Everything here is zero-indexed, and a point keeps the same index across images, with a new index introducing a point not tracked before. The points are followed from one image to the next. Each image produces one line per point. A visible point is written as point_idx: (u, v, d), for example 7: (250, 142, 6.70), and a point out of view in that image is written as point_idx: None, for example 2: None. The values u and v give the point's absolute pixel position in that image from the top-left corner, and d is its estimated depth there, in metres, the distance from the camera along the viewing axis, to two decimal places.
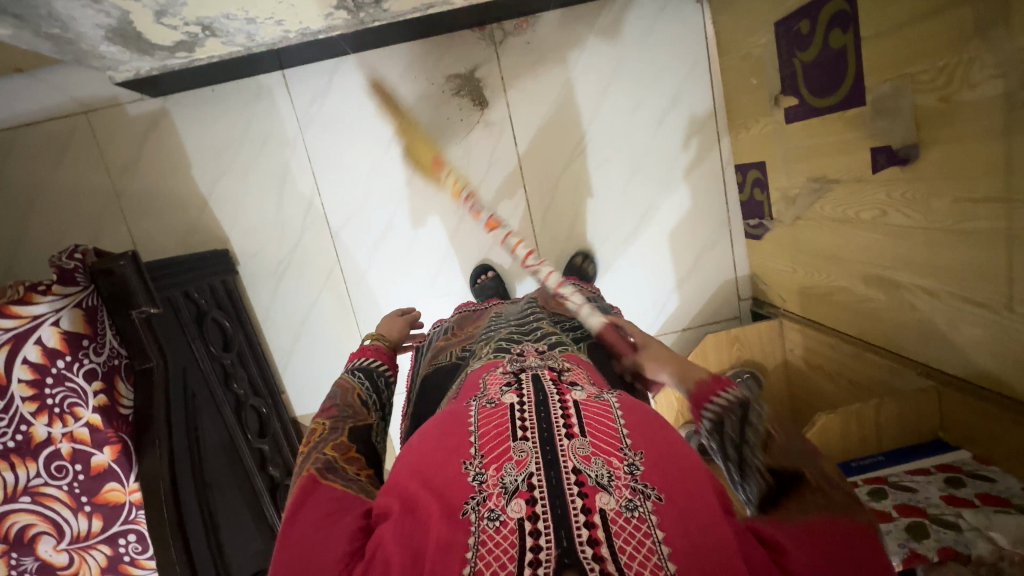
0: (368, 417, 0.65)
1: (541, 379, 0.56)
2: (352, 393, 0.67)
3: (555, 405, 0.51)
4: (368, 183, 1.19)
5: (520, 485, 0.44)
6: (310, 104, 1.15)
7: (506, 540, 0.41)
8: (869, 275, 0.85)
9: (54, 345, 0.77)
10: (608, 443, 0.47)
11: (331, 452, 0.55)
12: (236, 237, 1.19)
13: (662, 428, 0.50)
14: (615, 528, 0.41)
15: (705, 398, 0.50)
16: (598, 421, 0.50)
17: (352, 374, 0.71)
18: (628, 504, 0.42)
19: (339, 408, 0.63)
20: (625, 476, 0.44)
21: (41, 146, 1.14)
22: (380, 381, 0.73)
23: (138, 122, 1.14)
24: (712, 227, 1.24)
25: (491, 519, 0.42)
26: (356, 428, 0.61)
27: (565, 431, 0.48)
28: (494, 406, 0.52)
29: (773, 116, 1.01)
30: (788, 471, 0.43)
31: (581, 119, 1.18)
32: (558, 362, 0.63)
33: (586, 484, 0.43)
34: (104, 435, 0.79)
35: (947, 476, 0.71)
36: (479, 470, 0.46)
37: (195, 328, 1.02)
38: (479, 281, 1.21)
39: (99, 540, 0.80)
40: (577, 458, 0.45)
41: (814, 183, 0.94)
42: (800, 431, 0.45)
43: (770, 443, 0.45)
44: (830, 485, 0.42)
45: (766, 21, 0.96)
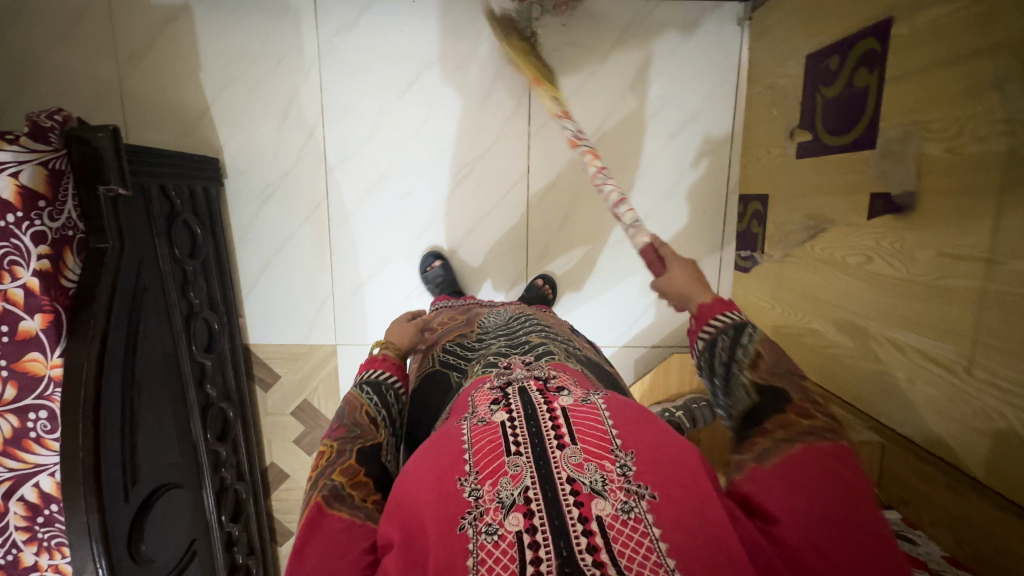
0: (377, 436, 0.63)
1: (526, 389, 0.53)
2: (360, 410, 0.66)
3: (543, 416, 0.48)
4: (373, 129, 1.17)
5: (516, 499, 0.42)
6: (334, 35, 1.13)
7: (505, 555, 0.40)
8: (842, 321, 0.85)
9: (8, 197, 0.73)
10: (598, 446, 0.45)
11: (339, 478, 0.55)
12: (229, 151, 1.17)
13: (650, 423, 0.49)
14: (612, 533, 0.40)
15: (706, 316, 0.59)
16: (587, 424, 0.48)
17: (359, 389, 0.70)
18: (623, 507, 0.41)
19: (348, 428, 0.63)
20: (618, 479, 0.43)
21: (51, 13, 1.11)
22: (389, 395, 0.72)
23: (157, 12, 1.11)
24: (704, 251, 1.24)
25: (489, 534, 0.41)
26: (364, 449, 0.60)
27: (555, 441, 0.46)
28: (485, 424, 0.49)
29: (784, 149, 1.01)
30: (773, 387, 0.50)
31: (598, 113, 1.17)
32: (545, 371, 0.58)
33: (581, 493, 0.42)
34: (38, 302, 0.76)
35: None
36: (474, 486, 0.44)
37: (165, 225, 0.98)
38: (427, 270, 1.20)
39: (7, 409, 0.78)
40: (570, 467, 0.44)
41: (809, 222, 0.93)
42: (787, 360, 0.53)
43: (758, 362, 0.52)
44: (808, 407, 0.48)
45: (798, 53, 0.96)
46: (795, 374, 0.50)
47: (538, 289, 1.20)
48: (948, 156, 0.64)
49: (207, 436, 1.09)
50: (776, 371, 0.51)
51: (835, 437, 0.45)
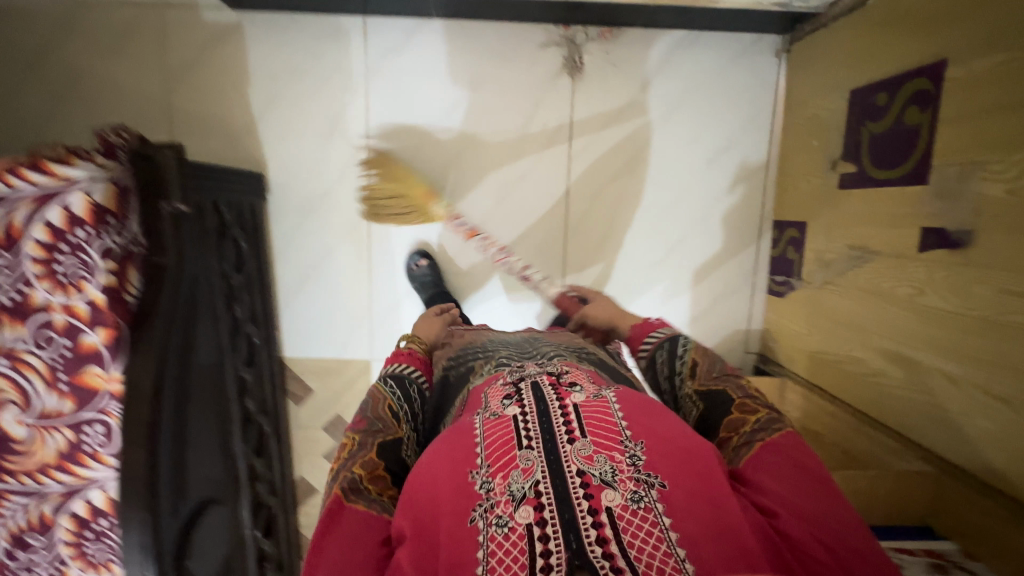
0: (397, 431, 0.70)
1: (539, 387, 0.62)
2: (382, 404, 0.73)
3: (556, 413, 0.57)
4: (416, 147, 1.18)
5: (527, 492, 0.49)
6: (382, 56, 1.15)
7: (516, 546, 0.46)
8: (889, 351, 0.86)
9: (79, 213, 0.75)
10: (608, 440, 0.54)
11: (358, 471, 0.61)
12: (273, 167, 1.18)
13: (664, 420, 0.58)
14: (621, 524, 0.47)
15: (638, 341, 0.84)
16: (597, 421, 0.56)
17: (383, 382, 0.78)
18: (632, 498, 0.48)
19: (369, 421, 0.69)
20: (626, 470, 0.51)
21: (104, 30, 1.13)
22: (411, 388, 0.79)
23: (208, 30, 1.13)
24: (738, 275, 1.26)
25: (500, 525, 0.48)
26: (384, 443, 0.67)
27: (567, 436, 0.54)
28: (497, 419, 0.59)
29: (825, 179, 1.03)
30: (714, 390, 0.69)
31: (636, 139, 1.19)
32: (557, 368, 0.69)
33: (591, 485, 0.49)
34: (102, 317, 0.78)
35: (932, 561, 0.72)
36: (486, 478, 0.52)
37: (216, 241, 0.99)
38: (411, 268, 1.20)
39: (64, 423, 0.80)
40: (581, 460, 0.51)
41: (851, 251, 0.95)
42: (719, 364, 0.73)
43: (694, 370, 0.73)
44: (751, 406, 0.64)
45: (840, 87, 0.98)
46: (728, 376, 0.70)
47: None
48: (1008, 197, 0.66)
49: (247, 450, 1.09)
50: (712, 374, 0.71)
51: (782, 425, 0.61)
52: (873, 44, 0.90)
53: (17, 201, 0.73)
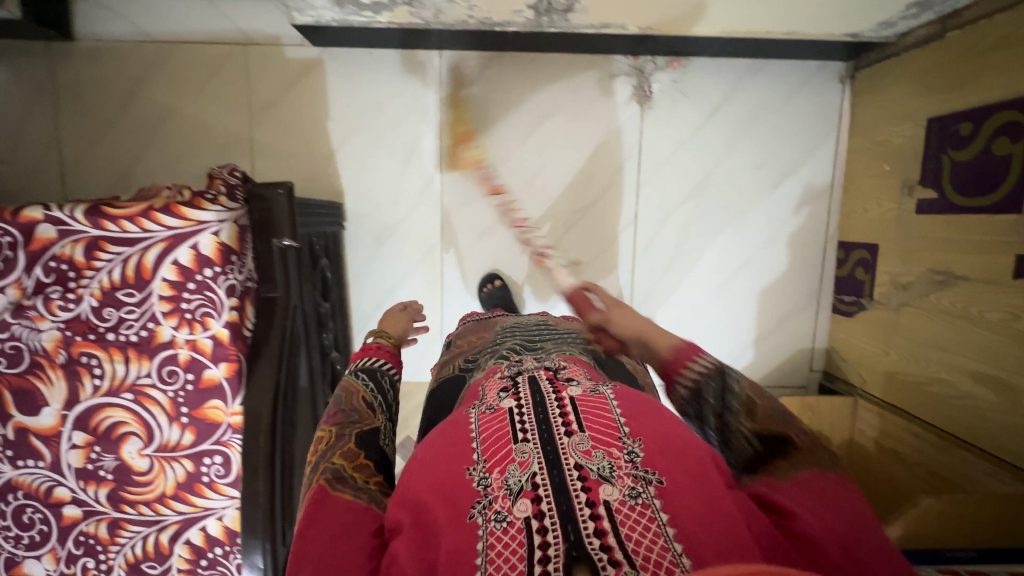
0: (375, 420, 0.63)
1: (536, 380, 0.60)
2: (356, 396, 0.65)
3: (552, 405, 0.55)
4: (490, 175, 1.22)
5: (524, 485, 0.46)
6: (457, 88, 1.19)
7: (515, 540, 0.42)
8: (980, 374, 0.88)
9: (208, 253, 0.78)
10: (607, 435, 0.50)
11: (340, 461, 0.56)
12: (350, 196, 1.22)
13: (660, 416, 0.54)
14: (620, 517, 0.43)
15: (676, 366, 0.58)
16: (597, 415, 0.53)
17: (354, 376, 0.70)
18: (631, 493, 0.45)
19: (345, 412, 0.62)
20: (625, 465, 0.47)
21: (188, 67, 1.17)
22: (385, 381, 0.71)
23: (291, 66, 1.17)
24: (802, 295, 1.27)
25: (499, 521, 0.44)
26: (362, 433, 0.60)
27: (564, 430, 0.51)
28: (493, 412, 0.56)
29: (899, 203, 1.06)
30: (771, 432, 0.52)
31: (701, 164, 1.22)
32: (555, 363, 0.68)
33: (589, 479, 0.46)
34: (224, 352, 0.81)
35: None
36: (483, 474, 0.49)
37: (311, 270, 1.02)
38: (485, 289, 1.23)
39: (184, 454, 0.82)
40: (578, 454, 0.48)
41: (934, 275, 0.97)
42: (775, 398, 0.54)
43: (752, 410, 0.53)
44: (812, 445, 0.51)
45: (915, 115, 1.01)
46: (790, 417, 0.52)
47: None
48: None
49: None
50: (771, 415, 0.53)
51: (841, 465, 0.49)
52: (952, 75, 0.93)
53: (149, 242, 0.77)
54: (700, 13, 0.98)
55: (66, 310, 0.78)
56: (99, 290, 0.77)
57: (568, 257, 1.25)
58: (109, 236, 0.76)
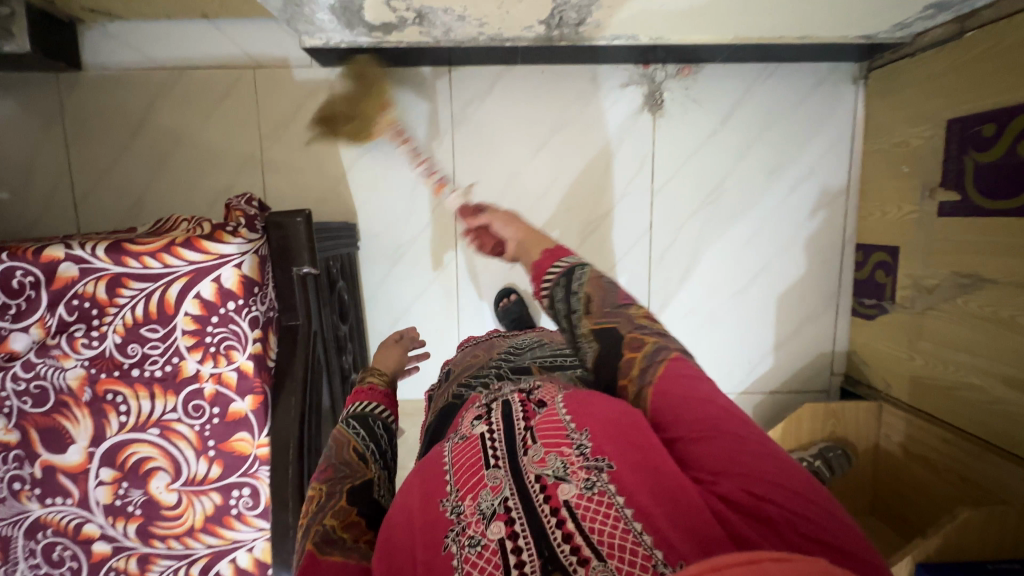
0: (367, 472, 0.65)
1: (508, 403, 0.58)
2: (347, 447, 0.67)
3: (518, 421, 0.54)
4: (504, 188, 1.21)
5: (496, 508, 0.47)
6: (467, 104, 1.18)
7: (489, 562, 0.43)
8: (1012, 379, 0.87)
9: (231, 286, 0.78)
10: (555, 435, 0.50)
11: (330, 521, 0.58)
12: (363, 216, 1.21)
13: (600, 401, 0.53)
14: (581, 512, 0.44)
15: (541, 272, 0.67)
16: (546, 419, 0.53)
17: (346, 425, 0.71)
18: (586, 485, 0.45)
19: (336, 467, 0.64)
20: (577, 461, 0.48)
21: (196, 92, 1.17)
22: (376, 426, 0.72)
23: (299, 87, 1.17)
24: (821, 298, 1.26)
25: (473, 546, 0.45)
26: (353, 488, 0.62)
27: (522, 443, 0.51)
28: (465, 440, 0.56)
29: (920, 205, 1.04)
30: (605, 325, 0.60)
31: (716, 170, 1.21)
32: (528, 384, 0.64)
33: (547, 485, 0.46)
34: (249, 384, 0.80)
35: None
36: (456, 503, 0.50)
37: (329, 293, 1.02)
38: (502, 304, 1.23)
39: (212, 487, 0.82)
40: (534, 464, 0.48)
41: (959, 279, 0.96)
42: (611, 289, 0.63)
43: (590, 306, 0.61)
44: (639, 335, 0.58)
45: (934, 116, 1.00)
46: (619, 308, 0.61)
47: None
48: None
49: None
50: (604, 310, 0.61)
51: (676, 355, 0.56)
52: (973, 76, 0.92)
53: (171, 278, 0.76)
54: (713, 22, 0.97)
55: (90, 348, 0.78)
56: (122, 326, 0.77)
57: None
58: (131, 273, 0.76)
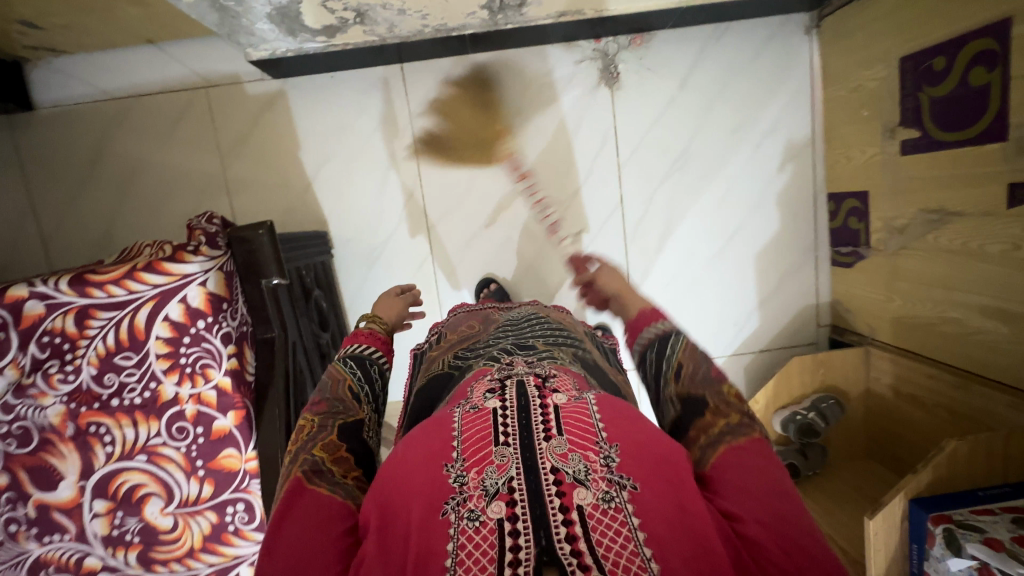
0: (359, 412, 0.66)
1: (524, 385, 0.56)
2: (342, 384, 0.68)
3: (535, 409, 0.52)
4: (471, 179, 1.21)
5: (500, 488, 0.45)
6: (423, 99, 1.18)
7: (486, 541, 0.43)
8: (988, 307, 0.87)
9: (198, 305, 0.78)
10: (584, 437, 0.49)
11: (320, 454, 0.58)
12: (334, 222, 1.21)
13: (636, 420, 0.52)
14: (592, 523, 0.43)
15: (638, 328, 0.71)
16: (575, 420, 0.51)
17: (342, 364, 0.73)
18: (604, 497, 0.45)
19: (329, 402, 0.65)
20: (601, 469, 0.46)
21: (152, 119, 1.16)
22: (373, 369, 0.74)
23: (254, 101, 1.16)
24: (799, 252, 1.26)
25: (471, 519, 0.44)
26: (345, 424, 0.63)
27: (543, 432, 0.49)
28: (477, 411, 0.53)
29: (883, 147, 1.04)
30: (692, 396, 0.59)
31: (680, 136, 1.21)
32: (545, 370, 0.62)
33: (564, 483, 0.45)
34: (230, 400, 0.81)
35: (1014, 517, 0.70)
36: (460, 472, 0.47)
37: (305, 304, 1.02)
38: (482, 295, 1.21)
39: (206, 506, 0.82)
40: (555, 457, 0.47)
41: (926, 215, 0.96)
42: (706, 361, 0.61)
43: (680, 374, 0.61)
44: (724, 409, 0.56)
45: (887, 56, 1.00)
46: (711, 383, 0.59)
47: None
48: None
49: None
50: (694, 380, 0.60)
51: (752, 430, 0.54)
52: (919, 11, 0.91)
53: (138, 303, 0.76)
54: None
55: (66, 383, 0.78)
56: (95, 357, 0.77)
57: (557, 249, 1.25)
58: (97, 303, 0.76)
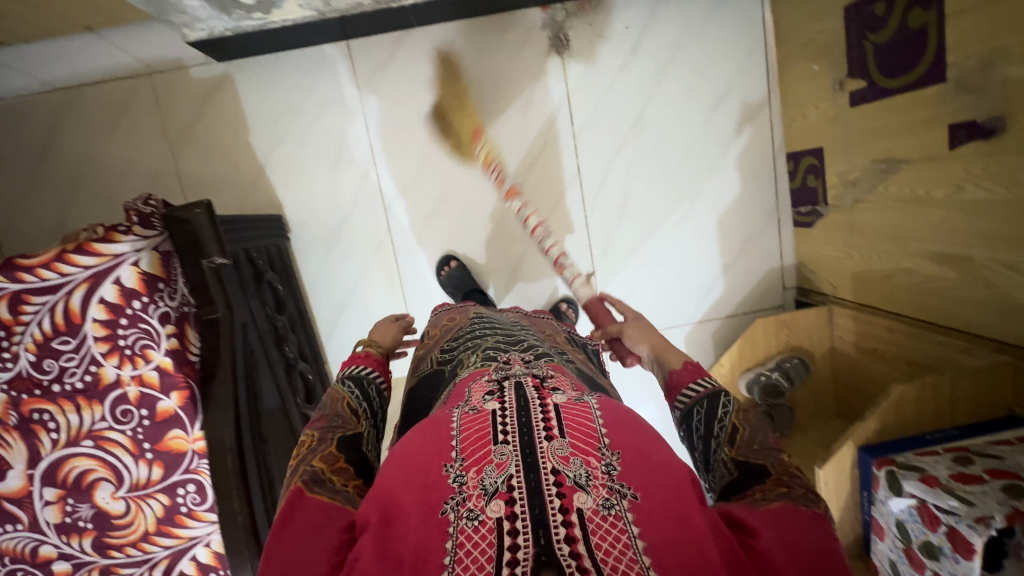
0: (357, 426, 0.62)
1: (522, 384, 0.55)
2: (341, 402, 0.65)
3: (534, 408, 0.51)
4: (424, 156, 1.20)
5: (499, 486, 0.44)
6: (372, 76, 1.16)
7: (484, 540, 0.41)
8: (938, 253, 0.86)
9: (132, 285, 0.77)
10: (585, 442, 0.47)
11: (319, 464, 0.54)
12: (289, 205, 1.20)
13: (636, 427, 0.51)
14: (591, 526, 0.41)
15: (681, 382, 0.62)
16: (577, 421, 0.49)
17: (341, 385, 0.68)
18: (604, 503, 0.43)
19: (329, 417, 0.62)
20: (601, 476, 0.44)
21: (97, 108, 1.15)
22: (370, 388, 0.70)
23: (200, 86, 1.15)
24: (761, 214, 1.25)
25: (470, 519, 0.42)
26: (345, 437, 0.59)
27: (544, 432, 0.47)
28: (476, 412, 0.51)
29: (835, 100, 1.03)
30: (751, 461, 0.50)
31: (635, 102, 1.19)
32: (541, 370, 0.61)
33: (564, 484, 0.43)
34: (172, 379, 0.80)
35: (955, 455, 0.69)
36: (459, 472, 0.46)
37: (256, 287, 1.01)
38: (444, 271, 1.22)
39: (157, 489, 0.82)
40: (556, 458, 0.45)
41: (877, 165, 0.95)
42: (763, 426, 0.54)
43: (736, 436, 0.53)
44: (788, 478, 0.48)
45: (834, 7, 0.98)
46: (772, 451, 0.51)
47: (560, 311, 1.23)
48: None
49: None
50: (754, 445, 0.52)
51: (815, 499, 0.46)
52: None
53: (71, 287, 0.75)
54: None
55: (4, 370, 0.76)
56: (32, 343, 0.75)
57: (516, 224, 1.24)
58: (30, 288, 0.74)
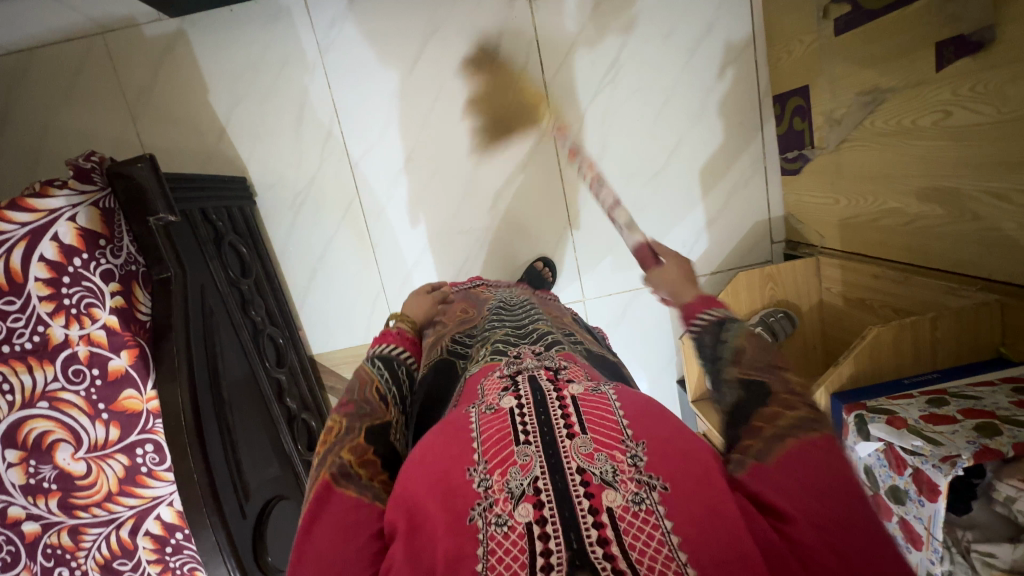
0: (387, 414, 0.57)
1: (536, 378, 0.51)
2: (370, 386, 0.59)
3: (553, 405, 0.46)
4: (389, 111, 1.15)
5: (526, 489, 0.40)
6: (330, 27, 1.11)
7: (515, 546, 0.38)
8: (924, 189, 0.79)
9: (70, 242, 0.75)
10: (608, 436, 0.43)
11: (347, 456, 0.50)
12: (254, 168, 1.17)
13: (662, 415, 0.46)
14: (623, 526, 0.38)
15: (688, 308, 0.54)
16: (597, 413, 0.45)
17: (369, 363, 0.63)
18: (634, 499, 0.39)
19: (357, 403, 0.56)
20: (628, 470, 0.41)
21: (53, 71, 1.12)
22: (401, 370, 0.65)
23: (153, 44, 1.11)
24: (747, 163, 1.19)
25: (499, 525, 0.39)
26: (374, 427, 0.54)
27: (565, 430, 0.44)
28: (494, 413, 0.47)
29: (820, 32, 0.95)
30: (758, 382, 0.45)
31: (609, 46, 1.12)
32: (555, 362, 0.56)
33: (591, 484, 0.40)
34: (121, 339, 0.78)
35: (930, 398, 0.67)
36: (484, 475, 0.42)
37: (215, 250, 0.99)
38: None
39: (116, 449, 0.80)
40: (581, 457, 0.42)
41: (863, 99, 0.88)
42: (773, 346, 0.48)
43: (742, 357, 0.47)
44: (796, 400, 0.43)
45: None
46: (773, 364, 0.46)
47: (538, 271, 1.18)
48: None
49: (298, 446, 1.12)
50: (760, 362, 0.46)
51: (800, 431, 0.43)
52: None
53: (8, 245, 0.72)
54: None
55: None
56: None
57: (488, 184, 1.19)
58: None
